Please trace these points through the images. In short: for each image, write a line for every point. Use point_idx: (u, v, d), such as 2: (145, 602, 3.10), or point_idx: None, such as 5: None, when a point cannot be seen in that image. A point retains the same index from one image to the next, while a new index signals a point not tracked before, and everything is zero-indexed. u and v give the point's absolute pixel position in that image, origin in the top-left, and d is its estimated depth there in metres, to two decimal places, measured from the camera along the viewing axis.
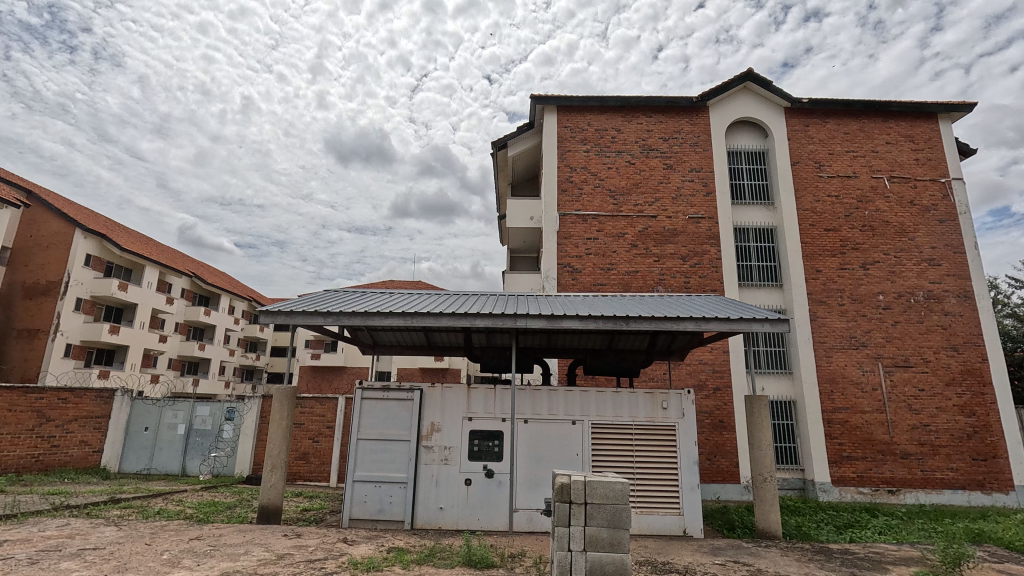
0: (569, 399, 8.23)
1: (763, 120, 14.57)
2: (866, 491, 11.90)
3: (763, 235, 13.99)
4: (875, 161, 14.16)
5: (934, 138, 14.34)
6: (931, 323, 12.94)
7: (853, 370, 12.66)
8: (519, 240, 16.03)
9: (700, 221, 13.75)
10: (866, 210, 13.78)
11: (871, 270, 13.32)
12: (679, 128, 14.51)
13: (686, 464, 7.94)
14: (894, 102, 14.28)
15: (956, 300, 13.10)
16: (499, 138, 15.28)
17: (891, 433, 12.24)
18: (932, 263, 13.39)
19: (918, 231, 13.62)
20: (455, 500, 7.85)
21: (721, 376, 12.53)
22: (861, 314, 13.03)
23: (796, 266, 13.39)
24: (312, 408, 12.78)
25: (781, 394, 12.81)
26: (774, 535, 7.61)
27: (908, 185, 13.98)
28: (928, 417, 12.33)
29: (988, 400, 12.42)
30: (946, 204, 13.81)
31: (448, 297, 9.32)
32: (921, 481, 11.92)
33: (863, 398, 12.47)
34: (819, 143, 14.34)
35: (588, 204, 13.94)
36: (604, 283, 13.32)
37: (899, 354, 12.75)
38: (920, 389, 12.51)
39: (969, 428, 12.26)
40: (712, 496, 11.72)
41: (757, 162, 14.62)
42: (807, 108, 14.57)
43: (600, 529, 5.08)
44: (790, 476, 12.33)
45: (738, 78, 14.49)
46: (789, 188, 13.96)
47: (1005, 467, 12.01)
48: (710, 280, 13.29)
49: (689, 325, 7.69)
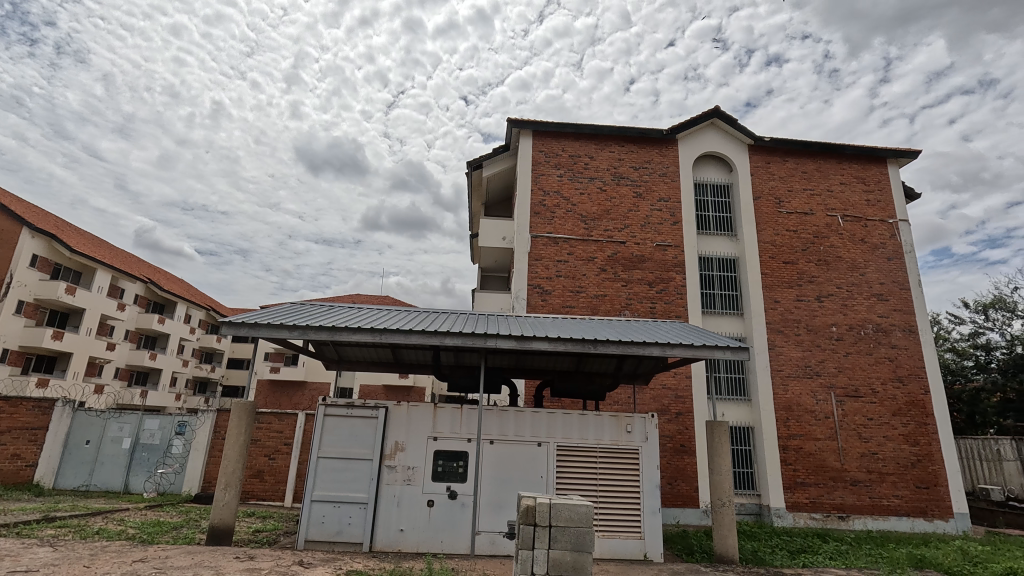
0: (535, 421, 8.25)
1: (728, 155, 15.25)
2: (818, 516, 12.27)
3: (725, 264, 14.51)
4: (830, 201, 14.97)
5: (883, 181, 15.32)
6: (879, 355, 13.62)
7: (807, 398, 13.15)
8: (491, 260, 16.16)
9: (667, 249, 14.18)
10: (821, 245, 14.52)
11: (825, 302, 13.98)
12: (649, 158, 15.03)
13: (648, 488, 8.05)
14: (848, 146, 15.23)
15: (901, 334, 13.87)
16: (475, 158, 15.50)
17: (842, 460, 12.72)
18: (881, 298, 14.17)
19: (869, 267, 14.43)
20: (417, 522, 7.69)
21: (683, 401, 12.80)
22: (816, 344, 13.62)
23: (756, 297, 13.91)
24: (269, 423, 12.36)
25: (739, 419, 13.16)
26: (731, 560, 7.74)
27: (860, 224, 14.83)
28: (875, 445, 12.89)
29: (930, 430, 13.09)
30: (894, 243, 14.71)
31: (417, 314, 9.24)
32: (869, 508, 12.39)
33: (816, 426, 12.95)
34: (779, 180, 15.11)
35: (560, 227, 14.19)
36: (572, 305, 13.52)
37: (851, 384, 13.33)
38: (869, 418, 13.09)
39: (913, 457, 12.87)
40: (672, 520, 11.83)
41: (721, 195, 15.23)
42: (768, 147, 15.34)
43: (564, 552, 5.10)
44: (747, 502, 12.61)
45: (704, 115, 15.16)
46: (751, 221, 14.61)
47: (945, 495, 12.63)
48: (675, 306, 13.69)
49: (655, 350, 7.89)
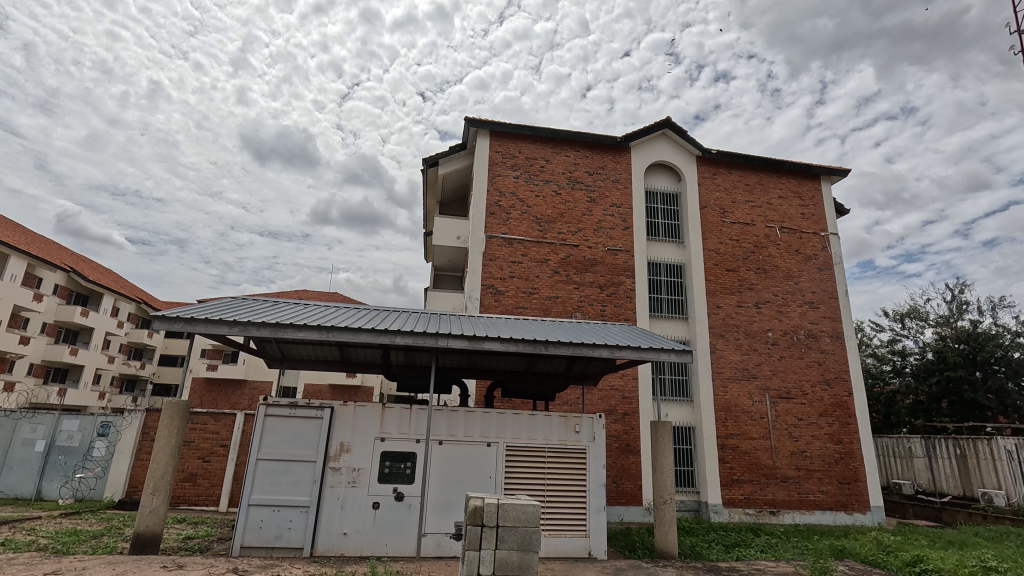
0: (485, 421, 8.24)
1: (677, 165, 15.82)
2: (751, 512, 12.92)
3: (673, 270, 15.04)
4: (770, 213, 15.82)
5: (817, 196, 16.36)
6: (810, 359, 14.51)
7: (744, 399, 13.83)
8: (445, 258, 16.01)
9: (618, 254, 14.55)
10: (760, 255, 15.32)
11: (763, 309, 14.76)
12: (603, 164, 15.36)
13: (594, 487, 8.21)
14: (787, 162, 16.15)
15: (829, 339, 14.85)
16: (431, 156, 15.32)
17: (774, 458, 13.47)
18: (812, 305, 15.11)
19: (803, 276, 15.36)
20: (361, 525, 7.50)
21: (630, 402, 13.15)
22: (754, 348, 14.35)
23: (701, 302, 14.50)
24: (204, 424, 11.71)
25: (681, 420, 13.66)
26: (671, 555, 8.03)
27: (795, 236, 15.76)
28: (804, 444, 13.73)
29: (852, 429, 14.09)
30: (825, 255, 15.73)
31: (367, 312, 9.03)
32: (797, 503, 13.18)
33: (751, 426, 13.64)
34: (724, 191, 15.82)
35: (515, 228, 14.26)
36: (525, 306, 13.61)
37: (784, 386, 14.13)
38: (799, 418, 13.92)
39: (837, 454, 13.80)
40: (616, 518, 12.13)
41: (670, 203, 15.77)
42: (715, 159, 16.04)
43: (510, 552, 5.12)
44: (687, 499, 13.11)
45: (657, 125, 15.65)
46: (697, 229, 15.22)
47: (864, 490, 13.62)
48: (624, 309, 14.05)
49: (604, 352, 8.07)
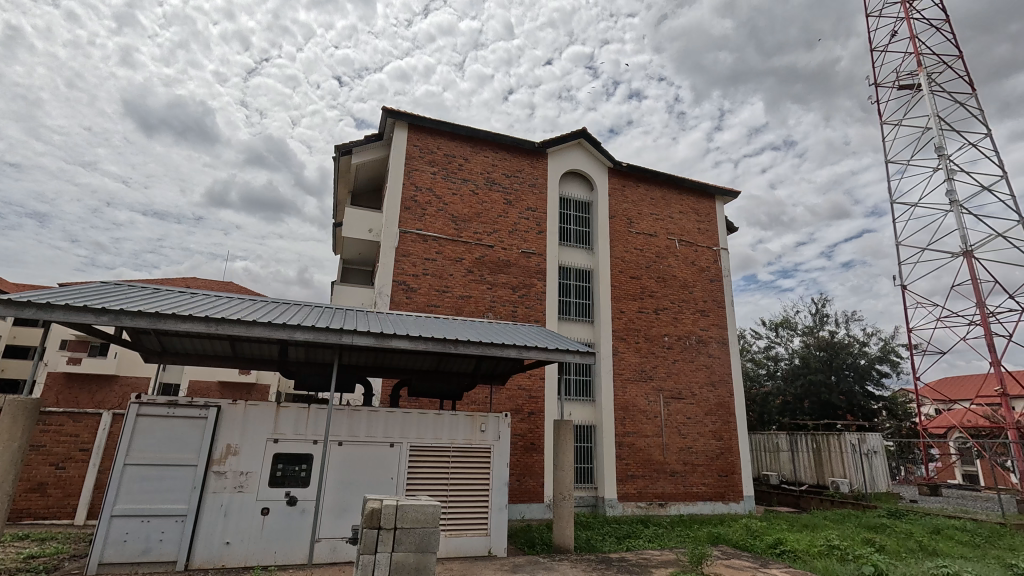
0: (388, 421, 8.02)
1: (590, 175, 16.49)
2: (643, 504, 13.80)
3: (581, 275, 15.66)
4: (671, 226, 17.02)
5: (711, 214, 17.87)
6: (699, 362, 15.80)
7: (641, 399, 14.74)
8: (355, 252, 15.38)
9: (531, 256, 14.86)
10: (661, 264, 16.42)
11: (660, 315, 15.83)
12: (521, 167, 15.61)
13: (497, 485, 8.31)
14: (687, 180, 17.47)
15: (716, 345, 16.28)
16: (344, 144, 14.64)
17: (665, 454, 14.50)
18: (703, 313, 16.47)
19: (696, 286, 16.69)
20: (246, 533, 6.96)
21: (536, 402, 13.48)
22: (651, 351, 15.35)
23: (606, 306, 15.23)
24: (59, 426, 10.24)
25: (583, 419, 14.25)
26: (567, 549, 8.34)
27: (692, 249, 17.09)
28: (691, 440, 14.92)
29: (731, 427, 15.57)
30: (716, 267, 17.23)
31: (264, 304, 8.40)
32: (683, 495, 14.29)
33: (646, 424, 14.57)
34: (631, 202, 16.76)
35: (430, 225, 14.05)
36: (437, 305, 13.45)
37: (676, 387, 15.26)
38: (688, 417, 15.11)
39: (718, 449, 15.17)
40: (517, 515, 12.37)
41: (582, 210, 16.40)
42: (624, 172, 16.93)
43: (407, 554, 5.02)
44: (585, 494, 13.69)
45: (573, 134, 16.18)
46: (605, 237, 15.97)
47: (738, 482, 15.10)
48: (534, 311, 14.39)
49: (512, 352, 8.20)
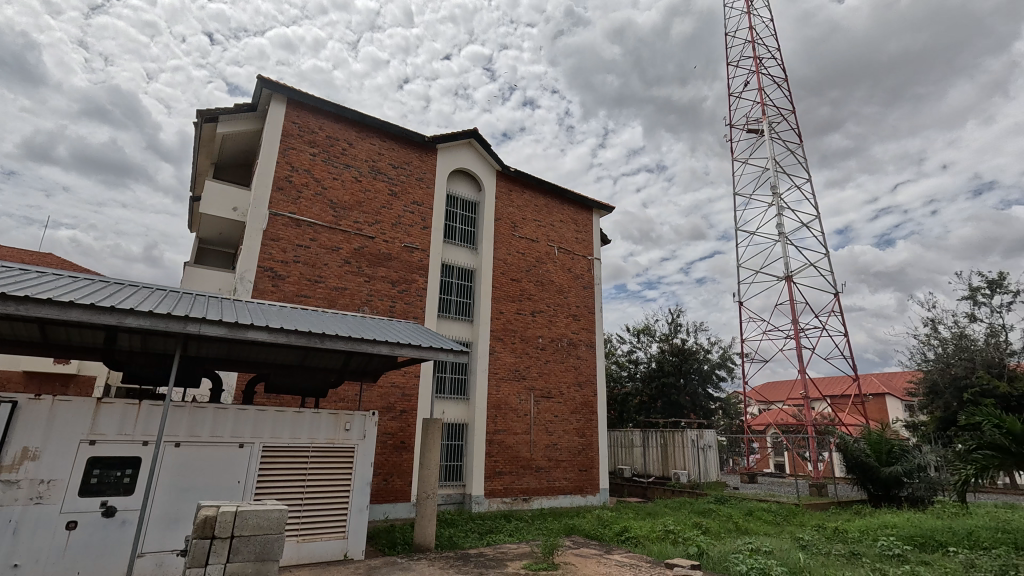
0: (238, 419, 7.32)
1: (479, 176, 16.63)
2: (507, 500, 14.25)
3: (463, 274, 15.72)
4: (551, 233, 17.82)
5: (588, 225, 19.07)
6: (568, 363, 16.75)
7: (513, 398, 15.21)
8: (214, 231, 13.80)
9: (414, 251, 14.57)
10: (540, 269, 17.11)
11: (536, 317, 16.49)
12: (409, 160, 15.23)
13: (358, 486, 8.00)
14: (569, 191, 18.42)
15: (585, 348, 17.39)
16: (207, 109, 13.06)
17: (531, 451, 15.12)
18: (575, 318, 17.49)
19: (571, 292, 17.67)
20: (44, 552, 5.89)
21: (409, 399, 13.23)
22: (526, 352, 15.91)
23: (486, 306, 15.46)
24: None
25: (456, 417, 14.32)
26: (428, 547, 8.33)
27: (569, 256, 18.06)
28: (556, 437, 15.75)
29: (593, 424, 16.76)
30: (589, 276, 18.42)
31: (89, 283, 7.17)
32: (546, 489, 15.03)
33: (516, 422, 15.07)
34: (516, 207, 17.24)
35: (305, 209, 13.10)
36: (307, 295, 12.58)
37: (546, 387, 16.00)
38: (555, 415, 15.92)
39: (580, 446, 16.22)
40: (381, 516, 12.04)
41: (468, 210, 16.46)
42: (512, 176, 17.35)
43: (244, 564, 4.62)
44: (453, 492, 13.76)
45: (464, 133, 16.16)
46: (489, 238, 16.22)
47: (596, 475, 16.29)
48: (413, 307, 14.13)
49: (384, 349, 7.96)
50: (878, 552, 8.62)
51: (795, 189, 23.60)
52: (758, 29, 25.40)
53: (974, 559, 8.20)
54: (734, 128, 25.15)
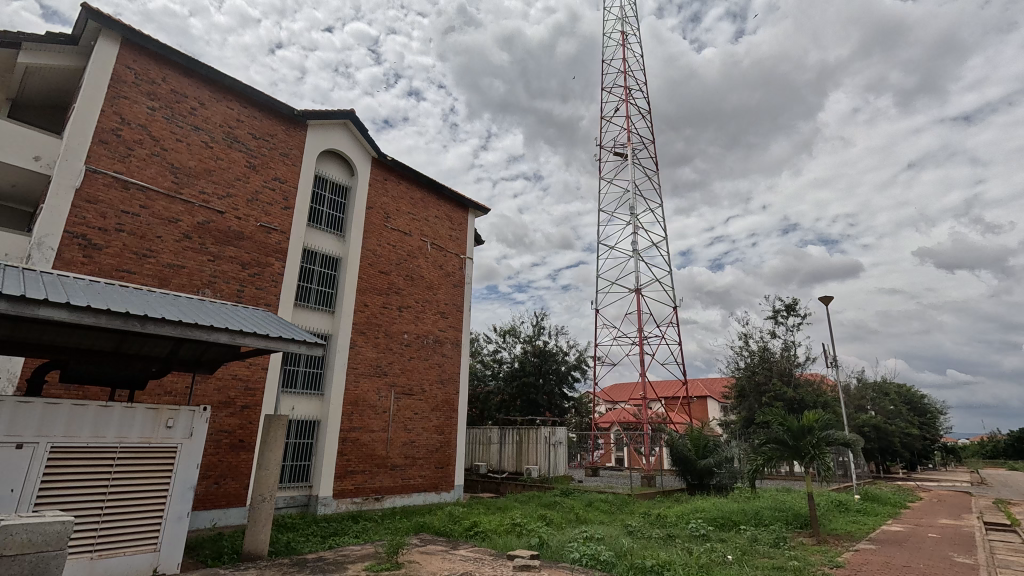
0: (18, 415, 6.00)
1: (352, 160, 15.75)
2: (358, 500, 13.66)
3: (327, 262, 14.76)
4: (425, 228, 17.55)
5: (463, 224, 19.16)
6: (432, 361, 16.62)
7: (372, 394, 14.65)
8: (3, 182, 11.17)
9: (270, 232, 13.29)
10: (411, 264, 16.73)
11: (403, 312, 16.10)
12: (273, 132, 13.87)
13: (178, 491, 7.05)
14: (447, 188, 18.32)
15: (450, 346, 17.42)
16: (7, 31, 10.63)
17: (387, 449, 14.69)
18: (443, 315, 17.44)
19: (441, 289, 17.59)
20: None
21: (252, 394, 12.02)
22: (389, 347, 15.44)
23: (349, 298, 14.69)
24: None
25: (307, 413, 13.38)
26: (260, 555, 7.65)
27: (441, 253, 17.96)
28: (414, 435, 15.53)
29: (452, 422, 16.86)
30: (460, 274, 18.52)
31: None
32: (399, 488, 14.72)
33: (373, 419, 14.53)
34: (390, 197, 16.67)
35: (136, 170, 11.21)
36: (132, 271, 10.78)
37: (407, 383, 15.68)
38: (414, 412, 15.68)
39: (438, 443, 16.20)
40: (207, 523, 10.75)
41: (338, 195, 15.50)
42: (388, 165, 16.74)
43: None
44: (297, 494, 12.83)
45: (340, 113, 15.16)
46: (359, 227, 15.45)
47: (451, 473, 16.41)
48: (265, 294, 12.89)
49: (223, 337, 7.14)
50: (688, 533, 9.91)
51: (649, 211, 26.23)
52: (630, 62, 27.78)
53: (758, 535, 9.84)
54: (603, 149, 27.13)
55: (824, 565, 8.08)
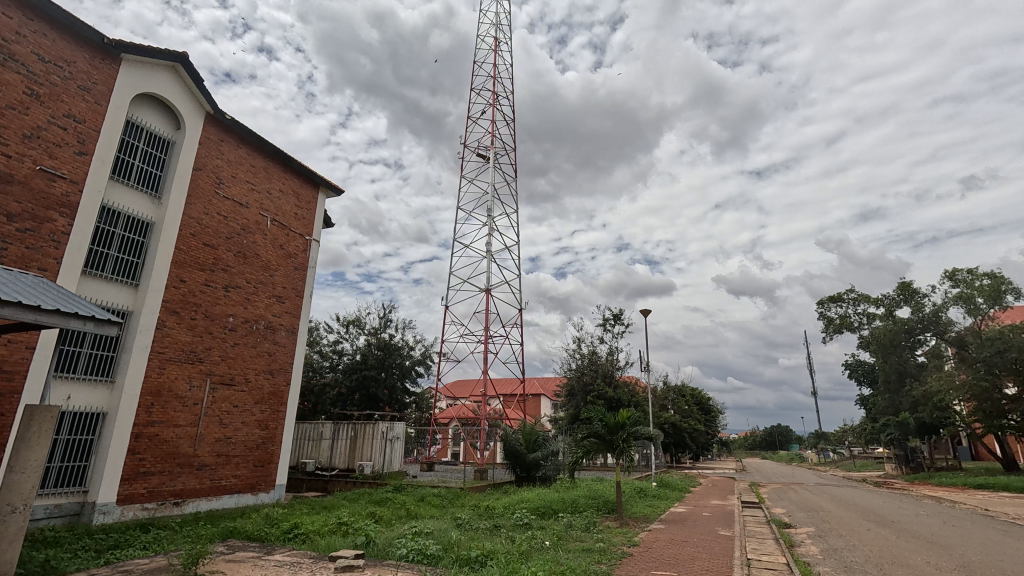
0: None
1: (179, 111, 13.49)
2: (150, 506, 11.73)
3: (134, 225, 12.43)
4: (266, 202, 15.82)
5: (311, 203, 17.74)
6: (261, 349, 15.05)
7: (181, 384, 12.72)
8: None
9: (55, 180, 10.73)
10: (244, 239, 14.91)
11: (230, 293, 14.27)
12: (70, 58, 11.20)
13: None
14: (296, 161, 16.75)
15: (284, 333, 15.97)
16: None
17: (195, 446, 12.88)
18: (278, 299, 15.92)
19: (278, 270, 16.02)
20: None
21: (9, 379, 9.56)
22: (208, 331, 13.55)
23: (161, 270, 12.55)
24: None
25: (88, 405, 11.09)
26: None
27: (283, 232, 16.36)
28: (231, 430, 13.88)
29: (279, 416, 15.49)
30: (303, 257, 17.11)
31: None
32: (207, 490, 13.02)
33: (180, 412, 12.62)
34: (226, 162, 14.67)
35: None
36: None
37: (228, 372, 13.94)
38: (233, 405, 14.02)
39: (259, 439, 14.74)
40: None
41: (157, 148, 13.17)
42: (226, 125, 14.72)
43: None
44: (64, 502, 10.54)
45: (169, 54, 12.91)
46: (181, 189, 13.29)
47: (272, 471, 15.06)
48: (40, 255, 10.35)
49: None
50: (513, 522, 10.51)
51: (505, 215, 27.22)
52: (499, 68, 28.52)
53: (572, 521, 10.84)
54: (466, 148, 27.40)
55: (623, 544, 9.21)
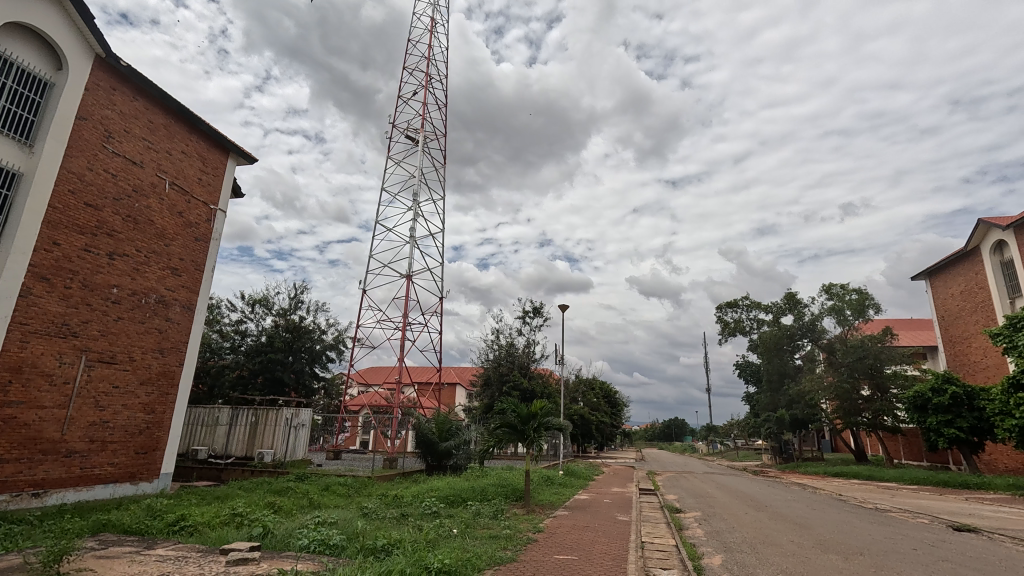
0: None
1: (61, 49, 11.75)
2: (2, 498, 10.22)
3: None
4: (164, 163, 14.28)
5: (219, 170, 16.30)
6: (150, 325, 13.65)
7: (48, 360, 11.19)
8: None
9: None
10: (136, 202, 13.36)
11: (115, 261, 12.72)
12: None
13: None
14: (204, 123, 15.29)
15: (178, 309, 14.60)
16: None
17: (63, 431, 11.44)
18: (174, 272, 14.50)
19: (175, 240, 14.56)
20: None
21: None
22: (86, 303, 12.01)
23: (28, 230, 10.90)
24: None
25: None
26: None
27: (183, 198, 14.88)
28: (109, 414, 12.51)
29: (167, 399, 14.17)
30: (205, 227, 15.70)
31: None
32: (75, 479, 11.63)
33: (46, 392, 11.11)
34: (118, 113, 13.02)
35: None
36: None
37: (108, 349, 12.50)
38: (113, 386, 12.62)
39: (143, 424, 13.42)
40: None
41: (28, 89, 11.40)
42: (120, 72, 13.05)
43: None
44: None
45: None
46: (59, 139, 11.61)
47: (157, 459, 13.78)
48: None
49: None
50: (421, 511, 10.44)
51: (430, 201, 26.73)
52: (435, 51, 27.85)
53: (481, 508, 10.98)
54: (394, 128, 26.51)
55: (529, 531, 9.49)
